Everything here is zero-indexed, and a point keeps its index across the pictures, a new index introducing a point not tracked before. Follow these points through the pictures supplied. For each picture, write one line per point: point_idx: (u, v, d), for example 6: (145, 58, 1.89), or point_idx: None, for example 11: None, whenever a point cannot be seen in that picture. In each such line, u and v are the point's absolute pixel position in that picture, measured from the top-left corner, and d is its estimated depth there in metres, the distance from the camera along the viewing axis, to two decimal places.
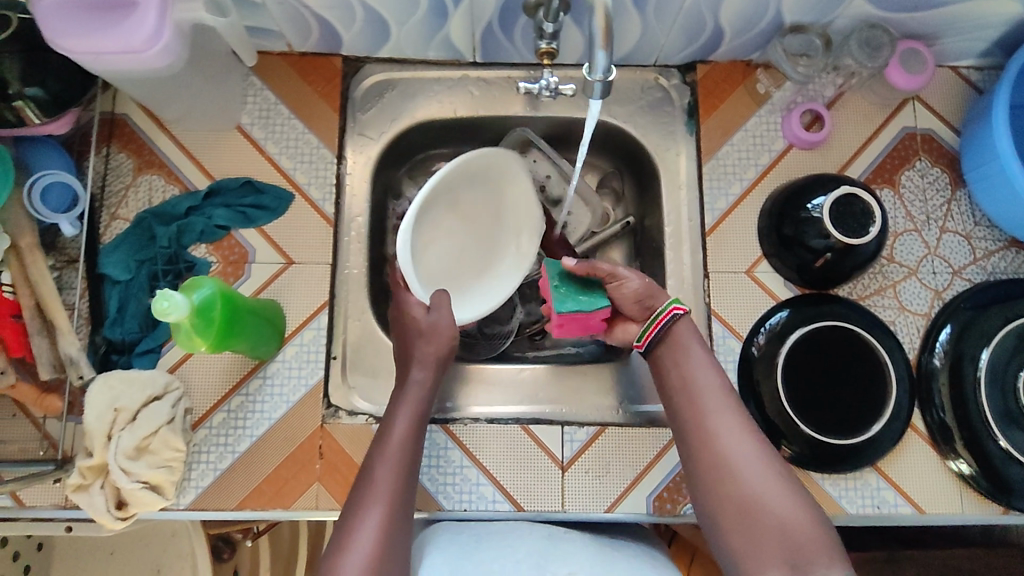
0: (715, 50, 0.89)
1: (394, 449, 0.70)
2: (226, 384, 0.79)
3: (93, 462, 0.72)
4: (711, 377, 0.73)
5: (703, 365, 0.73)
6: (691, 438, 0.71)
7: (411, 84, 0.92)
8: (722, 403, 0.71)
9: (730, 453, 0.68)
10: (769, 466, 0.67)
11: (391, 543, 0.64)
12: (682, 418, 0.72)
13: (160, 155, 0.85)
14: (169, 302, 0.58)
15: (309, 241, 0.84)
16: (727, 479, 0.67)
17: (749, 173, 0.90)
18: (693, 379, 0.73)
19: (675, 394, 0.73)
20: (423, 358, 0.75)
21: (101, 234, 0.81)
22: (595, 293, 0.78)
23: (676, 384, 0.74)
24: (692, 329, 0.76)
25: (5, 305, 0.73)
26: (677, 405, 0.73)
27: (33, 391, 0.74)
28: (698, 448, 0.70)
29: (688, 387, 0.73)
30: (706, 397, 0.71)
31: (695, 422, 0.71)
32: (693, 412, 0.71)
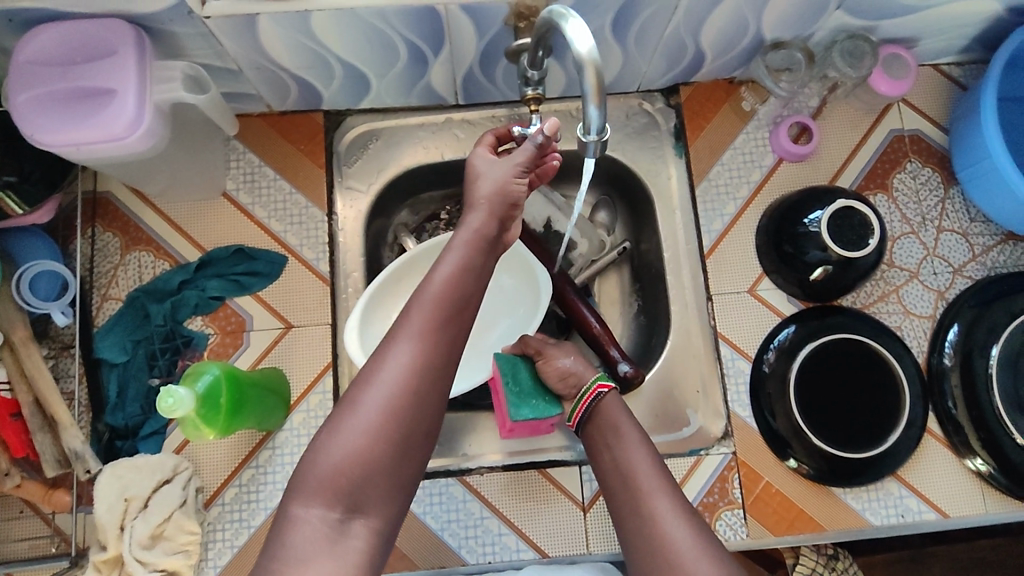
0: (697, 71, 0.90)
1: (431, 288, 0.58)
2: (235, 458, 0.77)
3: (107, 555, 0.70)
4: (645, 461, 0.66)
5: (637, 447, 0.67)
6: (628, 533, 0.63)
7: (396, 132, 0.91)
8: (657, 490, 0.63)
9: (671, 546, 0.59)
10: (711, 559, 0.58)
11: (398, 419, 0.55)
12: (617, 501, 0.65)
13: (147, 230, 0.83)
14: (174, 397, 0.57)
15: (307, 303, 0.83)
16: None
17: (741, 192, 0.89)
18: (628, 460, 0.66)
19: (608, 482, 0.67)
20: (494, 200, 0.62)
21: (93, 316, 0.80)
22: (549, 399, 0.73)
23: (610, 470, 0.67)
24: (624, 411, 0.70)
25: (2, 405, 0.71)
26: (612, 496, 0.66)
27: (40, 489, 0.72)
28: (636, 543, 0.61)
29: (621, 471, 0.66)
30: (641, 483, 0.64)
31: (629, 504, 0.64)
32: (627, 492, 0.64)
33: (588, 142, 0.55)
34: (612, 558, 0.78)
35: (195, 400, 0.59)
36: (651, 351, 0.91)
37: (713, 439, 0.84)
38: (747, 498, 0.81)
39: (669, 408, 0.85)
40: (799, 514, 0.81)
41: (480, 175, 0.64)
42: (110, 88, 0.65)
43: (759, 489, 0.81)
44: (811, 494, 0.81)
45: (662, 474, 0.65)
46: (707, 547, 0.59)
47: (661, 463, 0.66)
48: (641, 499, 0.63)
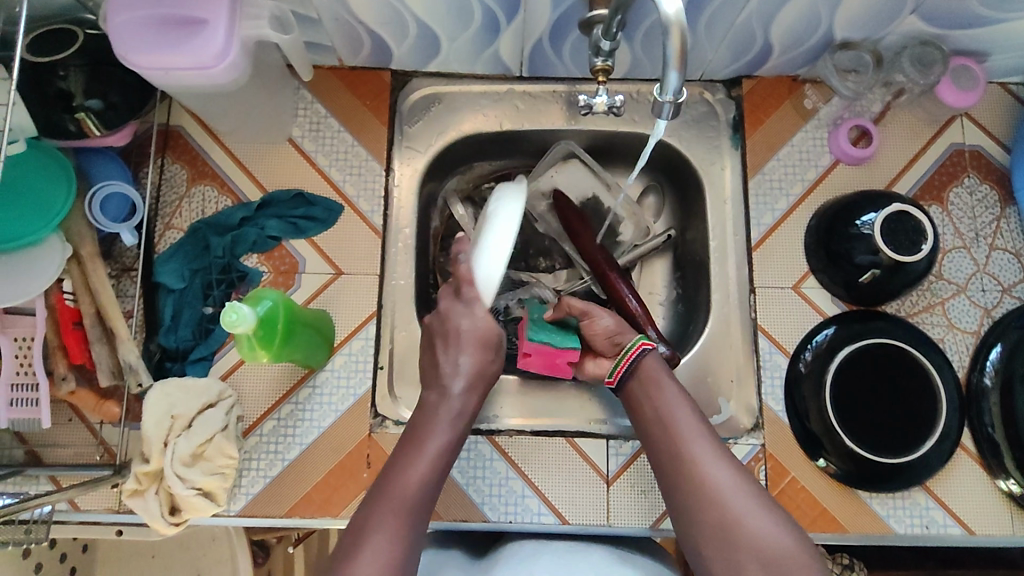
0: (761, 65, 0.90)
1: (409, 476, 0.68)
2: (277, 392, 0.79)
3: (149, 468, 0.72)
4: (684, 412, 0.70)
5: (676, 398, 0.71)
6: (673, 475, 0.68)
7: (458, 98, 0.93)
8: (699, 438, 0.68)
9: (711, 486, 0.65)
10: (750, 495, 0.65)
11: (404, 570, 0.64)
12: (660, 448, 0.70)
13: (213, 166, 0.87)
14: (237, 314, 0.59)
15: (358, 252, 0.85)
16: (712, 513, 0.64)
17: (795, 189, 0.89)
18: (670, 410, 0.70)
19: (650, 431, 0.72)
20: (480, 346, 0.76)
21: (156, 243, 0.83)
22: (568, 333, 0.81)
23: (651, 419, 0.72)
24: (660, 367, 0.74)
25: (67, 313, 0.75)
26: (655, 444, 0.71)
27: (92, 398, 0.76)
28: (679, 482, 0.67)
29: (664, 420, 0.70)
30: (683, 433, 0.69)
31: (672, 449, 0.69)
32: (670, 439, 0.69)
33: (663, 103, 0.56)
34: (631, 532, 0.79)
35: (255, 321, 0.61)
36: (687, 339, 0.92)
37: (743, 430, 0.84)
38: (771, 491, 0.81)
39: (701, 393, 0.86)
40: (822, 514, 0.80)
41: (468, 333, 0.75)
42: (201, 18, 0.68)
43: (784, 483, 0.81)
44: (836, 495, 0.81)
45: (702, 424, 0.70)
46: (744, 485, 0.66)
47: (699, 411, 0.71)
48: (684, 447, 0.68)
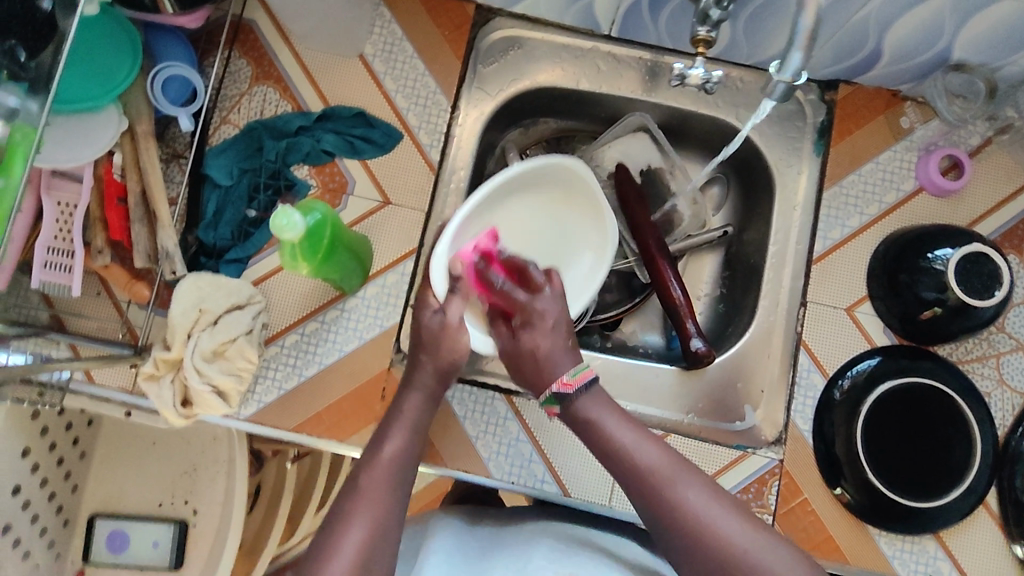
0: (864, 72, 0.85)
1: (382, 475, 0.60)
2: (304, 309, 0.78)
3: (170, 356, 0.72)
4: (652, 454, 0.63)
5: (637, 438, 0.64)
6: (655, 522, 0.60)
7: (538, 46, 0.89)
8: (676, 476, 0.61)
9: (700, 525, 0.58)
10: (743, 520, 0.59)
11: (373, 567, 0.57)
12: (635, 494, 0.62)
13: (279, 68, 0.84)
14: (287, 220, 0.58)
15: (409, 184, 0.83)
16: (707, 551, 0.57)
17: (871, 209, 0.85)
18: (631, 447, 0.63)
19: (618, 476, 0.64)
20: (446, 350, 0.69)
21: (209, 134, 0.81)
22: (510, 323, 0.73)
23: (614, 461, 0.64)
24: (606, 406, 0.66)
25: (113, 187, 0.74)
26: (625, 487, 0.63)
27: (124, 276, 0.75)
28: (663, 528, 0.60)
29: (628, 456, 0.63)
30: (655, 475, 0.61)
31: (651, 494, 0.60)
32: (645, 487, 0.61)
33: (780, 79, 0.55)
34: (630, 518, 0.78)
35: (303, 231, 0.60)
36: (724, 339, 0.89)
37: (763, 442, 0.81)
38: (780, 507, 0.78)
39: (727, 398, 0.84)
40: (826, 540, 0.78)
41: (430, 332, 0.70)
42: None
43: (795, 503, 0.78)
44: (845, 526, 0.78)
45: (675, 460, 0.63)
46: (736, 511, 0.60)
47: (666, 447, 0.64)
48: (657, 489, 0.60)
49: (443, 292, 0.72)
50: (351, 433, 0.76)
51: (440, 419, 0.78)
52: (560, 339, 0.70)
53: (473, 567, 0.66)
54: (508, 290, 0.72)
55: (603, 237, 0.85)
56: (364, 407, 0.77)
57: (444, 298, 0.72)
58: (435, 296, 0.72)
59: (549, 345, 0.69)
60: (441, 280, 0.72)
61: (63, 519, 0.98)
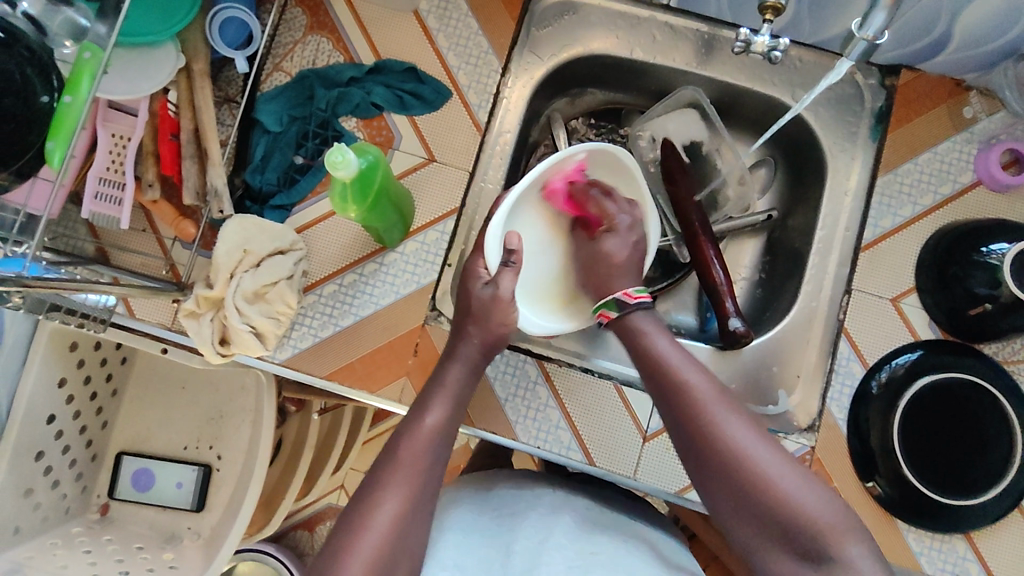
0: (929, 58, 0.82)
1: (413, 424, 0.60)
2: (345, 259, 0.78)
3: (211, 294, 0.73)
4: (697, 376, 0.63)
5: (683, 362, 0.64)
6: (686, 436, 0.61)
7: (594, 12, 0.87)
8: (720, 401, 0.61)
9: (732, 444, 0.58)
10: (776, 451, 0.58)
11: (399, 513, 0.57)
12: (671, 410, 0.63)
13: (334, 19, 0.84)
14: (342, 158, 0.58)
15: (455, 144, 0.83)
16: (734, 468, 0.57)
17: (924, 200, 0.83)
18: (672, 366, 0.64)
19: (657, 392, 0.65)
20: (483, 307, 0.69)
21: (262, 80, 0.81)
22: (387, 214, 0.72)
23: (654, 376, 0.65)
24: (656, 323, 0.70)
25: (167, 123, 0.75)
26: (661, 406, 0.64)
27: (172, 213, 0.76)
28: (693, 440, 0.60)
29: (667, 372, 0.64)
30: (700, 397, 0.61)
31: (685, 410, 0.61)
32: (681, 404, 0.62)
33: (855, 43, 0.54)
34: (654, 492, 0.77)
35: (354, 173, 0.60)
36: (761, 324, 0.88)
37: (796, 428, 0.80)
38: None
39: (761, 382, 0.83)
40: None
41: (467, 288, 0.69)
42: None
43: None
44: (872, 517, 0.76)
45: (719, 389, 0.63)
46: (771, 443, 0.59)
47: (712, 376, 0.64)
48: (695, 408, 0.61)
49: (496, 262, 0.72)
50: (376, 387, 0.77)
51: None
52: (637, 252, 0.77)
53: (495, 526, 0.66)
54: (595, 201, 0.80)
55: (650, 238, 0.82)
56: (395, 362, 0.77)
57: (495, 270, 0.71)
58: (485, 267, 0.72)
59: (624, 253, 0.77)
60: (494, 253, 0.72)
61: (93, 454, 1.00)
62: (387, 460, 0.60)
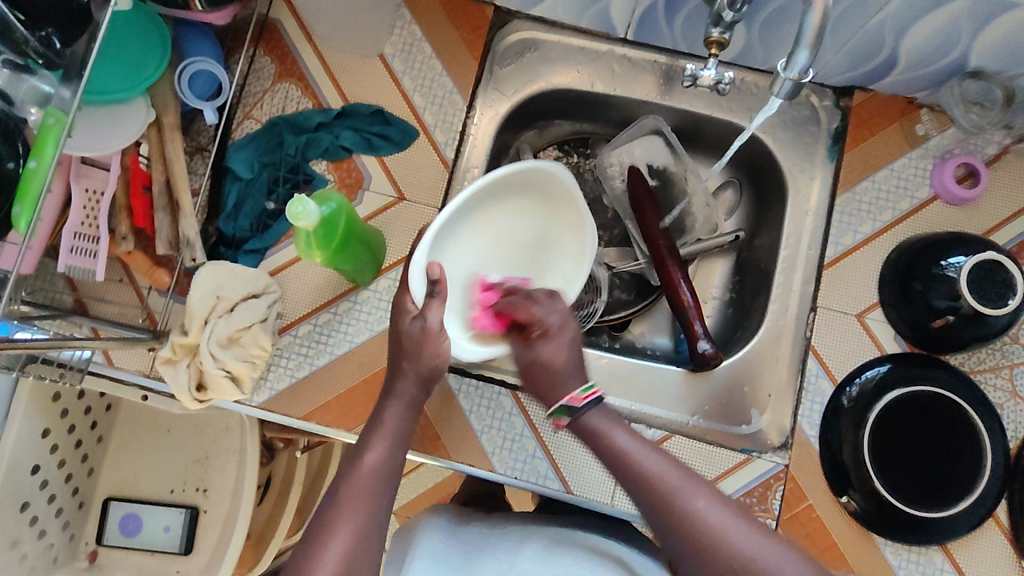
0: (880, 79, 0.85)
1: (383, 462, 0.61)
2: (318, 299, 0.80)
3: (186, 341, 0.74)
4: (663, 465, 0.63)
5: (648, 452, 0.64)
6: (664, 532, 0.60)
7: (555, 49, 0.90)
8: (688, 485, 0.61)
9: (709, 532, 0.58)
10: (752, 528, 0.59)
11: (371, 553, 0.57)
12: (646, 511, 0.62)
13: (301, 66, 0.86)
14: (303, 209, 0.60)
15: (423, 182, 0.85)
16: (714, 560, 0.57)
17: (884, 216, 0.85)
18: (638, 459, 0.64)
19: (627, 490, 0.64)
20: (452, 343, 0.70)
21: (233, 129, 0.84)
22: (354, 257, 0.74)
23: (623, 474, 0.64)
24: (610, 417, 0.68)
25: (139, 175, 0.77)
26: (635, 503, 0.63)
27: (146, 262, 0.78)
28: (671, 535, 0.60)
29: (633, 469, 0.63)
30: (664, 484, 0.61)
31: (659, 511, 0.60)
32: (655, 504, 0.61)
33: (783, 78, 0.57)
34: (632, 518, 0.78)
35: (317, 221, 0.62)
36: (732, 344, 0.89)
37: (769, 447, 0.81)
38: (783, 513, 0.78)
39: (734, 402, 0.84)
40: (830, 547, 0.77)
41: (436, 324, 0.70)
42: None
43: (799, 509, 0.78)
44: (848, 533, 0.77)
45: (684, 470, 0.63)
46: (748, 522, 0.59)
47: (678, 459, 0.64)
48: (667, 501, 0.60)
49: (422, 295, 0.71)
50: (347, 424, 0.78)
51: (447, 412, 0.79)
52: (573, 354, 0.73)
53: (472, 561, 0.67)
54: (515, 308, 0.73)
55: (582, 243, 0.83)
56: (369, 398, 0.78)
57: (421, 302, 0.71)
58: (413, 300, 0.71)
59: (561, 357, 0.72)
60: (419, 284, 0.71)
61: (79, 502, 1.00)
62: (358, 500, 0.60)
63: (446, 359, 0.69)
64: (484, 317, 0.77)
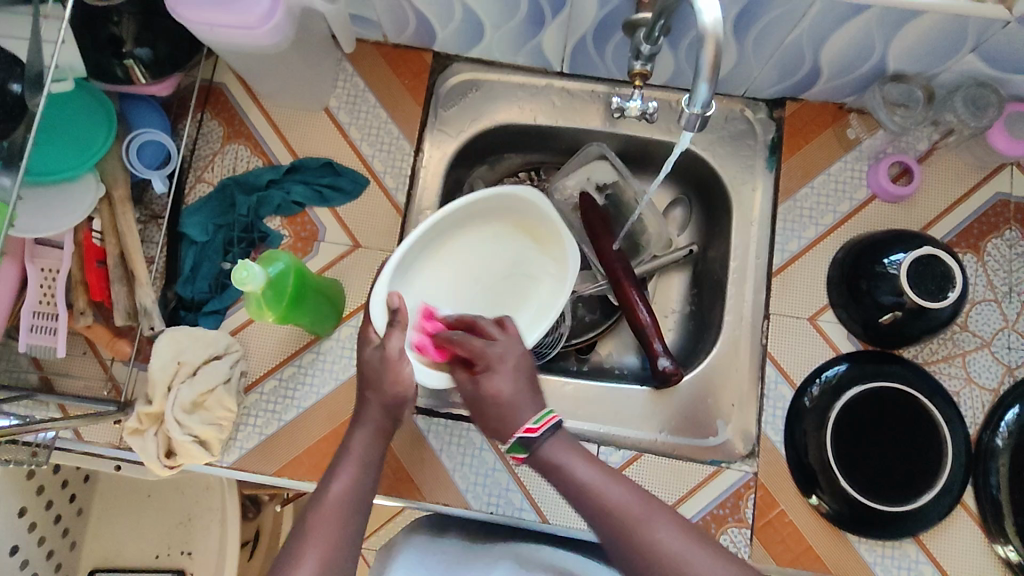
0: (808, 89, 0.88)
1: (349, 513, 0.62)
2: (282, 354, 0.81)
3: (151, 409, 0.75)
4: (621, 492, 0.62)
5: (606, 481, 0.63)
6: (624, 561, 0.60)
7: (496, 87, 0.93)
8: (647, 513, 0.61)
9: (673, 562, 0.58)
10: (710, 556, 0.59)
11: None
12: (606, 540, 0.61)
13: (249, 126, 0.88)
14: (248, 272, 0.64)
15: (377, 228, 0.86)
16: None
17: (826, 220, 0.87)
18: (595, 484, 0.63)
19: (586, 516, 0.63)
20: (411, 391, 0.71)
21: (186, 194, 0.86)
22: (315, 315, 0.76)
23: (580, 501, 0.63)
24: (571, 447, 0.65)
25: (92, 251, 0.78)
26: (594, 528, 0.63)
27: (106, 334, 0.78)
28: (633, 565, 0.60)
29: (590, 495, 0.62)
30: (627, 518, 0.60)
31: (620, 540, 0.60)
32: (617, 535, 0.60)
33: (690, 113, 0.61)
34: None
35: (264, 282, 0.66)
36: (693, 356, 0.91)
37: (738, 456, 0.83)
38: (756, 521, 0.79)
39: (700, 415, 0.85)
40: (806, 550, 0.78)
41: None
42: None
43: (771, 515, 0.79)
44: (822, 535, 0.79)
45: (642, 495, 0.62)
46: (708, 549, 0.60)
47: (637, 485, 0.63)
48: (630, 531, 0.60)
49: (383, 325, 0.73)
50: (314, 478, 0.78)
51: (418, 454, 0.80)
52: (521, 381, 0.67)
53: None
54: (463, 339, 0.71)
55: (562, 264, 0.85)
56: (339, 447, 0.79)
57: (384, 330, 0.72)
58: (374, 330, 0.73)
59: (512, 387, 0.67)
60: (380, 315, 0.73)
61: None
62: (327, 555, 0.61)
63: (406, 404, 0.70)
64: (426, 349, 0.76)
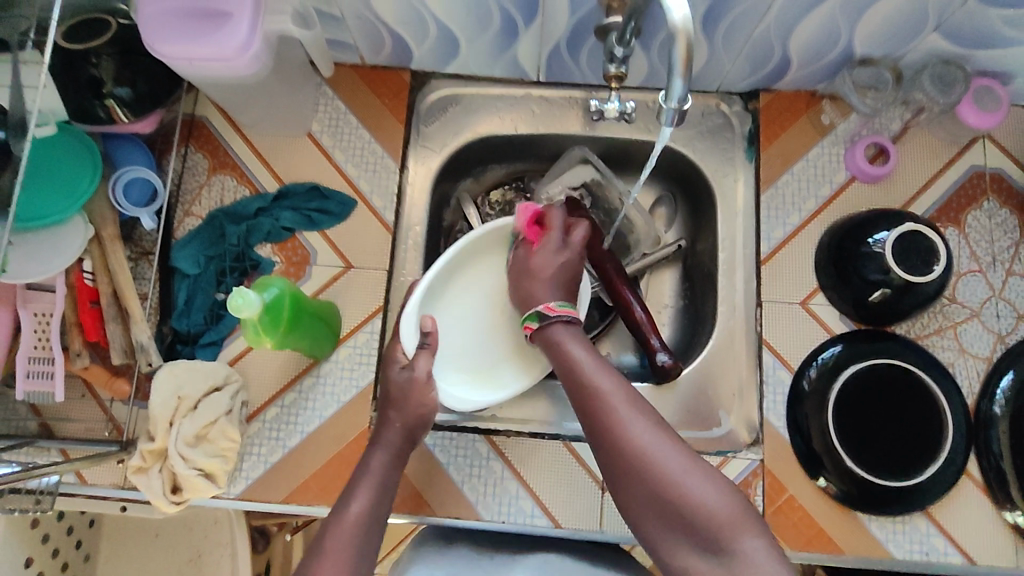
0: (779, 79, 0.90)
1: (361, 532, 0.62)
2: (282, 380, 0.81)
3: (154, 446, 0.75)
4: (607, 380, 0.67)
5: (597, 368, 0.67)
6: (599, 441, 0.64)
7: (475, 100, 0.94)
8: (623, 402, 0.64)
9: (639, 447, 0.61)
10: (679, 451, 0.61)
11: None
12: (587, 424, 0.66)
13: (233, 156, 0.89)
14: (242, 299, 0.64)
15: (369, 247, 0.87)
16: (641, 474, 0.60)
17: (808, 205, 0.89)
18: (583, 368, 0.68)
19: (573, 396, 0.68)
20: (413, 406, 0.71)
21: (174, 228, 0.86)
22: (313, 334, 0.77)
23: (570, 386, 0.68)
24: (573, 333, 0.72)
25: (85, 292, 0.78)
26: (578, 410, 0.67)
27: (104, 374, 0.78)
28: (605, 448, 0.63)
29: (578, 378, 0.67)
30: (606, 400, 0.65)
31: (596, 424, 0.64)
32: (594, 420, 0.65)
33: (667, 107, 0.63)
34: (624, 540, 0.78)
35: (260, 307, 0.67)
36: (691, 350, 0.92)
37: (743, 445, 0.83)
38: (767, 507, 0.80)
39: (702, 407, 0.85)
40: (819, 533, 0.79)
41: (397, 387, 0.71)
42: (227, 12, 0.72)
43: (781, 500, 0.80)
44: (833, 515, 0.79)
45: (627, 389, 0.66)
46: (679, 446, 0.62)
47: (625, 381, 0.67)
48: (605, 411, 0.64)
49: (411, 348, 0.77)
50: (320, 501, 0.78)
51: (426, 469, 0.80)
52: (564, 269, 0.78)
53: None
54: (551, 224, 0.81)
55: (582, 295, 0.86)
56: (345, 469, 0.79)
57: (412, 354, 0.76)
58: (403, 352, 0.76)
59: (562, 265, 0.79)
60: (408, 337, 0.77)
61: None
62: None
63: (408, 417, 0.70)
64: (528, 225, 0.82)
